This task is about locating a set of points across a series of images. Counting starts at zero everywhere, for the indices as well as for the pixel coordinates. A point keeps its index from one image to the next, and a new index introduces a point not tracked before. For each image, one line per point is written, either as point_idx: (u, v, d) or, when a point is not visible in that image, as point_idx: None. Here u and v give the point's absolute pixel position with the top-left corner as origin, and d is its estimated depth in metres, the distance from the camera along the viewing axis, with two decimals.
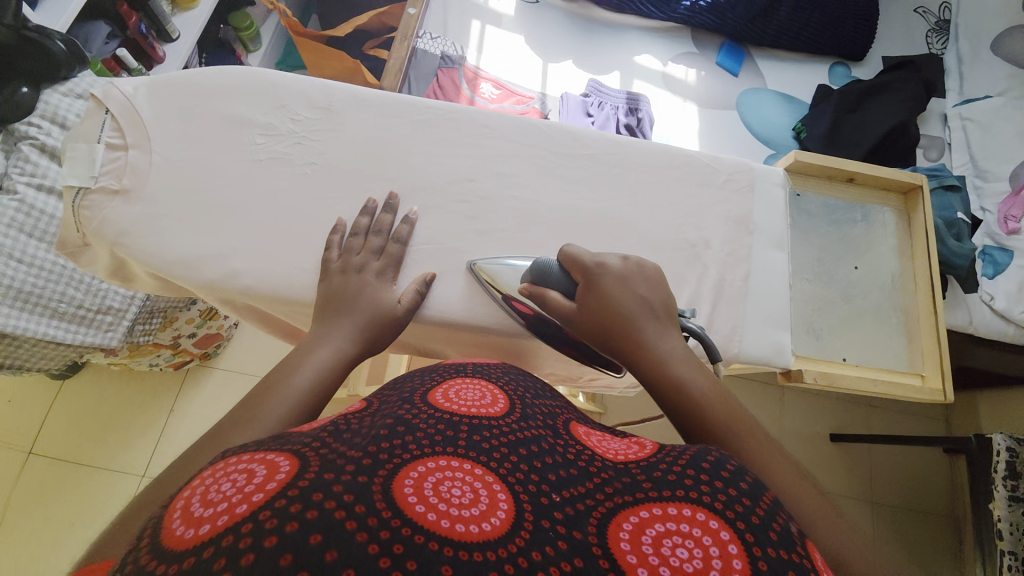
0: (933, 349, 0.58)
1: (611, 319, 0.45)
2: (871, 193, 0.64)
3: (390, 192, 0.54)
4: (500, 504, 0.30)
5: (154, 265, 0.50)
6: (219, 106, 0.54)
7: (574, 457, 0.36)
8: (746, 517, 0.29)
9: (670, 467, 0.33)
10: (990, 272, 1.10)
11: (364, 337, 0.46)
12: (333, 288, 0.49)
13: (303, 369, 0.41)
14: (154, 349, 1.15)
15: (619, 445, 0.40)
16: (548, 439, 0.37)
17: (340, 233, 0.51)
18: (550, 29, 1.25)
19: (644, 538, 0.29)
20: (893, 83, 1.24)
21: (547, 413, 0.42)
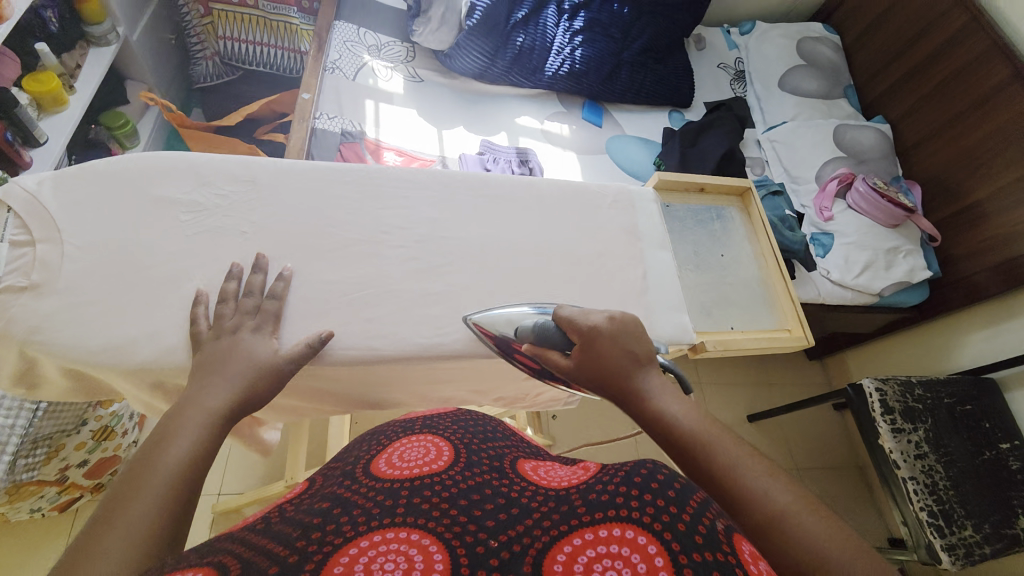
0: (790, 307, 0.74)
1: (602, 370, 0.48)
2: (719, 198, 0.82)
3: (257, 254, 0.55)
4: (437, 561, 0.43)
5: (77, 356, 0.48)
6: (133, 191, 0.55)
7: (513, 495, 0.54)
8: (673, 526, 0.45)
9: (607, 494, 0.51)
10: (822, 252, 1.39)
11: (242, 402, 0.46)
12: (202, 356, 0.48)
13: (178, 441, 0.41)
14: (37, 489, 0.98)
15: (565, 475, 0.61)
16: (486, 490, 0.55)
17: (206, 304, 0.51)
18: (438, 102, 1.39)
19: (574, 562, 0.44)
20: (717, 121, 1.56)
21: (493, 462, 0.62)
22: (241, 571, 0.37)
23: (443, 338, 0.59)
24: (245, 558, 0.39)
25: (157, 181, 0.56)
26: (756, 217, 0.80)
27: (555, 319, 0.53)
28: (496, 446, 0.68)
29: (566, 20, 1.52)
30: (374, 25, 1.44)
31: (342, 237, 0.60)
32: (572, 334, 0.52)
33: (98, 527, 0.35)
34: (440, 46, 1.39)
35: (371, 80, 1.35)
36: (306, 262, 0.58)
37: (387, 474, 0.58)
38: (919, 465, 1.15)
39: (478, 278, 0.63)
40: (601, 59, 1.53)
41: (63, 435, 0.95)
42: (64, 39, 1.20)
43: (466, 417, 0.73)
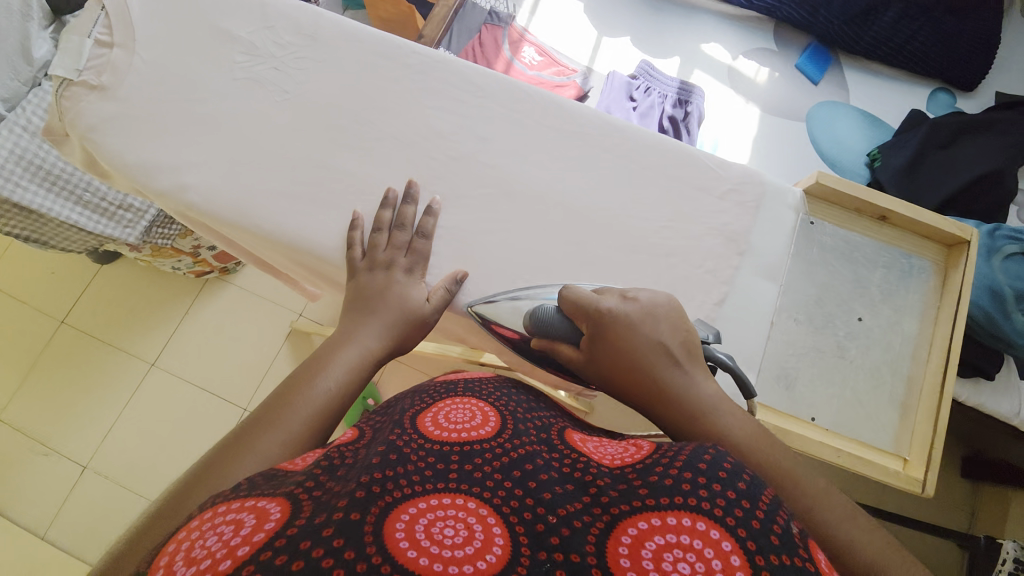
0: (926, 432, 0.50)
1: (623, 369, 0.39)
2: (904, 238, 0.55)
3: (410, 181, 0.51)
4: (495, 541, 0.27)
5: (114, 165, 0.50)
6: (209, 20, 0.54)
7: (573, 471, 0.32)
8: (746, 522, 0.26)
9: (662, 470, 0.30)
10: None
11: (389, 348, 0.44)
12: (359, 288, 0.47)
13: (328, 371, 0.40)
14: (176, 253, 1.10)
15: (615, 449, 0.36)
16: (543, 454, 0.34)
17: (360, 230, 0.49)
18: (613, 0, 1.15)
19: (644, 551, 0.26)
20: (1000, 122, 1.04)
21: (542, 428, 0.37)
22: (244, 552, 0.23)
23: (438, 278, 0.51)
24: (314, 497, 0.27)
25: (232, 15, 0.54)
26: (953, 288, 0.53)
27: (557, 300, 0.43)
28: (542, 415, 0.41)
29: None
30: None
31: (375, 125, 0.53)
32: (580, 323, 0.42)
33: (247, 434, 0.35)
34: None
35: None
36: (329, 142, 0.52)
37: (430, 431, 0.35)
38: None
39: (505, 225, 0.51)
40: None
41: None
42: None
43: (511, 385, 0.45)
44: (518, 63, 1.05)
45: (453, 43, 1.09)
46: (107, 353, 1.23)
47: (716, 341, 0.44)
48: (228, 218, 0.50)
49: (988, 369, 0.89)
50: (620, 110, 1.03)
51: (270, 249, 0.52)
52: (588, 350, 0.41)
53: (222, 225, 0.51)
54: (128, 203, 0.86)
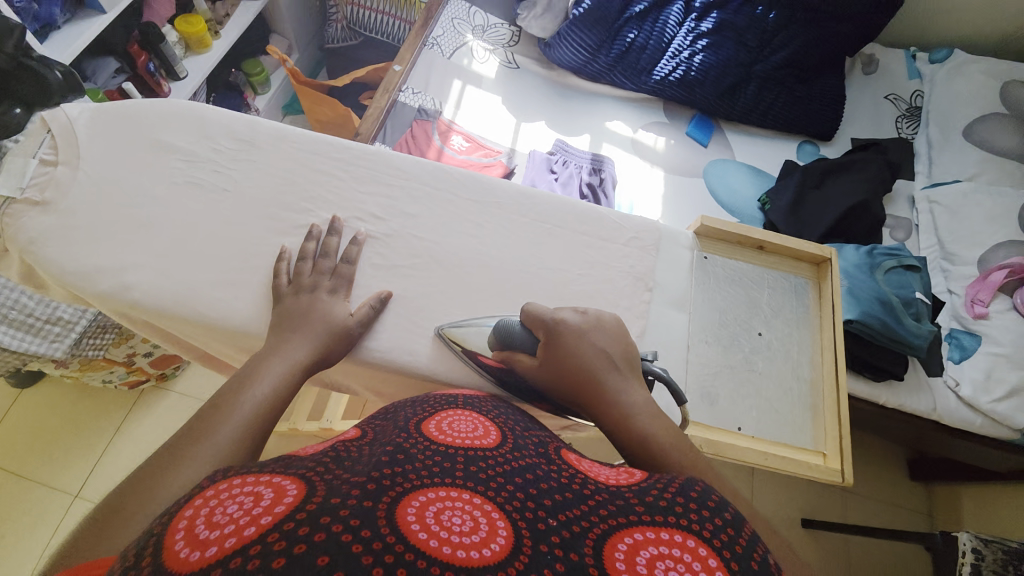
0: (832, 426, 0.57)
1: (572, 374, 0.46)
2: (781, 262, 0.65)
3: (334, 217, 0.57)
4: (500, 531, 0.28)
5: (54, 274, 0.52)
6: (149, 133, 0.58)
7: (572, 484, 0.35)
8: (731, 548, 0.30)
9: (661, 495, 0.33)
10: (957, 356, 1.07)
11: (314, 360, 0.48)
12: (283, 310, 0.51)
13: (258, 384, 0.44)
14: (107, 365, 1.06)
15: (609, 471, 0.39)
16: (542, 467, 0.37)
17: (287, 260, 0.54)
18: (526, 93, 1.33)
19: (638, 559, 0.28)
20: (855, 164, 1.25)
21: (539, 444, 0.41)
22: (265, 523, 0.25)
23: (383, 346, 0.54)
24: (322, 481, 0.29)
25: (171, 128, 0.59)
26: (827, 298, 0.63)
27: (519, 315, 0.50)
28: (538, 434, 0.44)
29: (692, 19, 1.32)
30: (487, 5, 1.41)
31: (311, 212, 0.58)
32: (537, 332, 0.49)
33: (190, 438, 0.38)
34: (542, 33, 1.33)
35: (466, 60, 1.33)
36: (270, 232, 0.56)
37: (435, 435, 0.38)
38: None
39: (440, 287, 0.57)
40: (725, 68, 1.31)
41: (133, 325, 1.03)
42: None
43: (507, 406, 0.49)
44: (448, 150, 1.18)
45: (388, 138, 1.20)
46: (24, 487, 1.11)
47: (652, 357, 0.51)
48: (174, 312, 0.53)
49: (894, 369, 1.01)
50: (543, 181, 1.16)
51: (216, 336, 0.54)
52: (547, 364, 0.47)
53: (167, 319, 0.53)
54: (58, 315, 0.87)
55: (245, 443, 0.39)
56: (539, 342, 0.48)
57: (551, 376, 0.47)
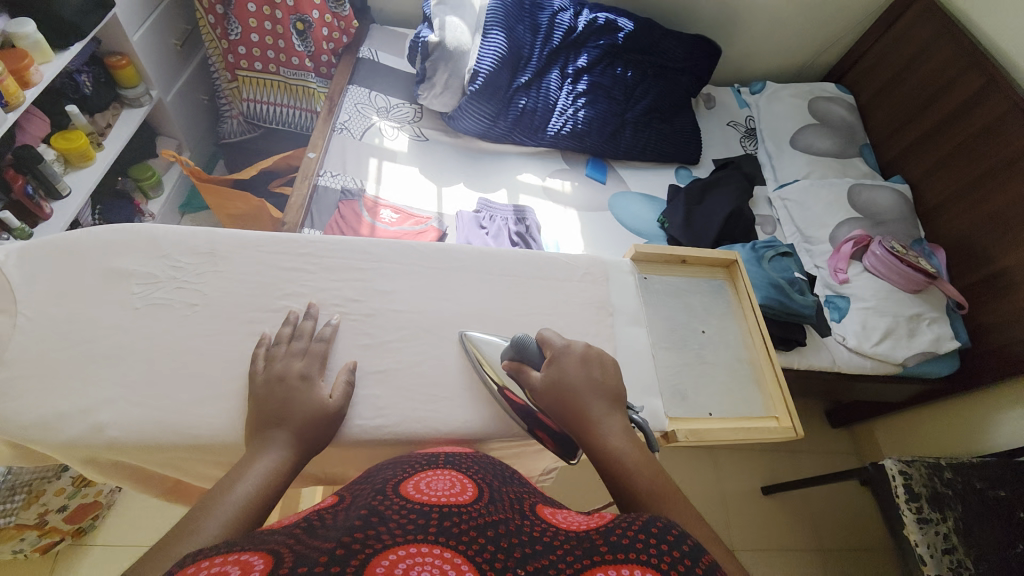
0: (779, 393, 0.69)
1: (565, 399, 0.52)
2: (701, 270, 0.79)
3: (310, 303, 0.59)
4: None
5: (9, 431, 0.48)
6: (96, 262, 0.56)
7: (541, 531, 0.38)
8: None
9: (625, 534, 0.37)
10: (837, 316, 1.31)
11: (300, 452, 0.50)
12: (260, 399, 0.51)
13: (245, 481, 0.46)
14: (14, 533, 0.93)
15: (583, 518, 0.43)
16: (516, 520, 0.40)
17: (264, 345, 0.55)
18: (440, 160, 1.43)
19: None
20: (722, 180, 1.52)
21: (515, 500, 0.44)
22: None
23: (392, 421, 0.56)
24: (294, 550, 0.31)
25: (120, 252, 0.57)
26: (743, 292, 0.77)
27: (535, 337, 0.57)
28: (514, 488, 0.48)
29: (569, 82, 1.53)
30: (386, 88, 1.51)
31: (289, 308, 0.59)
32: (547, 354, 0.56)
33: (177, 536, 0.40)
34: (444, 108, 1.44)
35: (377, 139, 1.40)
36: (250, 336, 0.57)
37: (413, 495, 0.40)
38: (948, 562, 1.01)
39: (429, 353, 0.61)
40: (604, 119, 1.53)
41: (43, 480, 0.91)
42: (98, 100, 1.30)
43: (488, 460, 0.53)
44: (379, 224, 1.23)
45: (316, 222, 1.21)
46: None
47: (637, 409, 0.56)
48: (161, 442, 0.50)
49: (799, 338, 1.22)
50: (475, 237, 1.24)
51: (210, 455, 0.52)
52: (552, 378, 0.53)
53: (150, 452, 0.51)
54: None
55: (231, 532, 0.42)
56: (546, 359, 0.55)
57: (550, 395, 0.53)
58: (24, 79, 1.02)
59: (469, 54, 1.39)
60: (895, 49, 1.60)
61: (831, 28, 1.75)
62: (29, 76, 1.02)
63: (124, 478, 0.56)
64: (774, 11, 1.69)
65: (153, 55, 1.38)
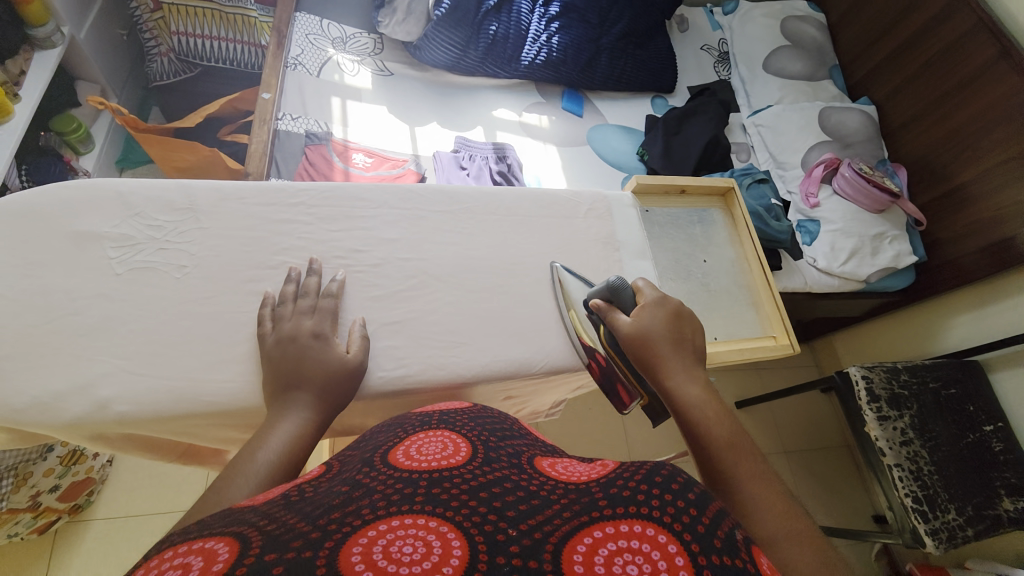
0: (775, 314, 0.73)
1: (646, 343, 0.51)
2: (699, 199, 0.80)
3: (312, 258, 0.56)
4: (456, 553, 0.28)
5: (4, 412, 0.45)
6: (60, 225, 0.51)
7: (537, 488, 0.35)
8: (693, 529, 0.30)
9: (625, 484, 0.34)
10: (808, 240, 1.37)
11: (324, 408, 0.48)
12: (275, 359, 0.49)
13: (269, 444, 0.43)
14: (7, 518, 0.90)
15: (584, 468, 0.39)
16: (511, 477, 0.36)
17: (270, 305, 0.52)
18: (409, 97, 1.33)
19: (598, 555, 0.29)
20: (700, 107, 1.49)
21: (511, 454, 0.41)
22: None
23: (412, 369, 0.56)
24: (263, 533, 0.27)
25: (85, 213, 0.52)
26: (739, 218, 0.79)
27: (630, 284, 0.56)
28: (512, 442, 0.45)
29: (541, 4, 1.42)
30: (339, 14, 1.35)
31: (288, 264, 0.56)
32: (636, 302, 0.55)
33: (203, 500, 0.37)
34: (408, 37, 1.32)
35: (337, 75, 1.27)
36: (250, 296, 0.54)
37: (403, 464, 0.37)
38: (905, 452, 1.15)
39: (439, 300, 0.60)
40: (579, 46, 1.44)
41: (28, 463, 0.89)
42: (6, 42, 1.10)
43: (490, 413, 0.50)
44: (353, 170, 1.15)
45: (282, 171, 1.12)
46: None
47: None
48: (174, 411, 0.49)
49: (773, 262, 1.28)
50: (456, 179, 1.19)
51: (228, 420, 0.51)
52: (630, 331, 0.52)
53: (162, 422, 0.49)
54: None
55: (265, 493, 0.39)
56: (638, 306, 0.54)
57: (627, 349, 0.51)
58: None
59: None
60: None
61: None
62: None
63: (137, 450, 0.55)
64: None
65: None
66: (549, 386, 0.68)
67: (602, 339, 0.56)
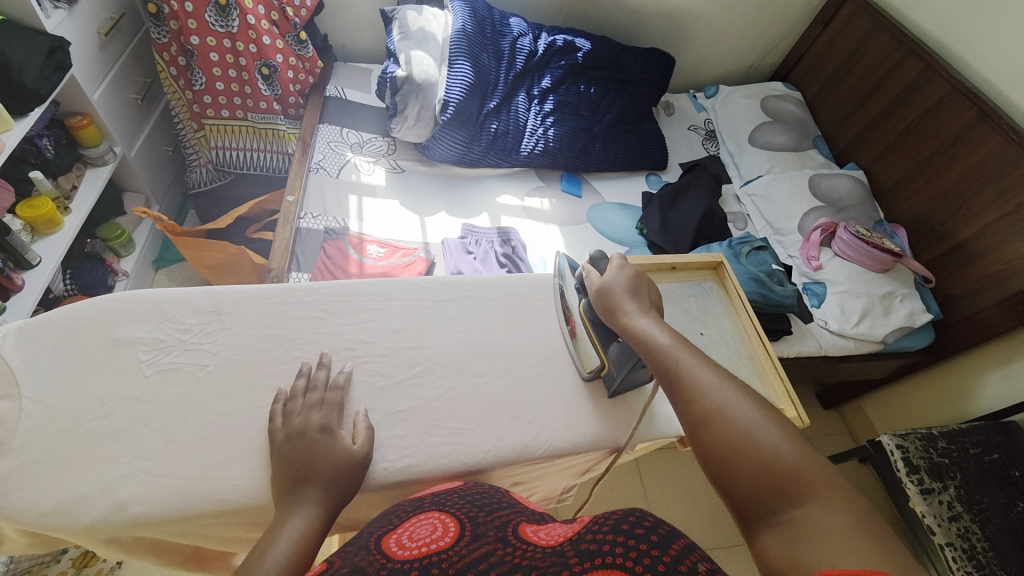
0: (779, 384, 0.76)
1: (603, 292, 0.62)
2: (691, 274, 0.86)
3: (322, 353, 0.59)
4: None
5: (27, 520, 0.48)
6: (99, 334, 0.56)
7: (519, 558, 0.37)
8: (654, 565, 0.33)
9: (593, 539, 0.37)
10: (816, 302, 1.37)
11: (331, 504, 0.49)
12: (284, 456, 0.51)
13: (278, 544, 0.45)
14: None
15: (564, 529, 0.42)
16: (499, 552, 0.38)
17: (281, 402, 0.55)
18: (419, 191, 1.44)
19: None
20: (692, 182, 1.57)
21: (498, 528, 0.42)
22: None
23: (416, 458, 0.57)
24: None
25: (123, 321, 0.58)
26: (732, 290, 0.85)
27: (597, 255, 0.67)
28: (500, 513, 0.46)
29: (536, 103, 1.58)
30: (356, 123, 1.52)
31: (300, 358, 0.60)
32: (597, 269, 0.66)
33: None
34: (418, 138, 1.46)
35: (354, 175, 1.41)
36: (266, 391, 0.57)
37: (396, 554, 0.39)
38: (955, 528, 1.06)
39: (443, 386, 0.62)
40: (573, 135, 1.57)
41: (42, 564, 0.97)
42: (60, 162, 1.26)
43: (476, 490, 0.51)
44: (367, 260, 1.23)
45: (302, 264, 1.21)
46: None
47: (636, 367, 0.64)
48: (186, 512, 0.50)
49: (784, 326, 1.27)
50: (463, 262, 1.26)
51: (236, 517, 0.52)
52: (600, 290, 0.63)
53: (174, 523, 0.51)
54: None
55: None
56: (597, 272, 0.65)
57: (600, 303, 0.63)
58: None
59: (437, 85, 1.42)
60: (833, 46, 1.72)
61: (772, 32, 1.86)
62: None
63: (146, 553, 0.55)
64: (719, 21, 1.79)
65: (112, 112, 1.36)
66: (556, 469, 0.68)
67: (582, 309, 0.66)
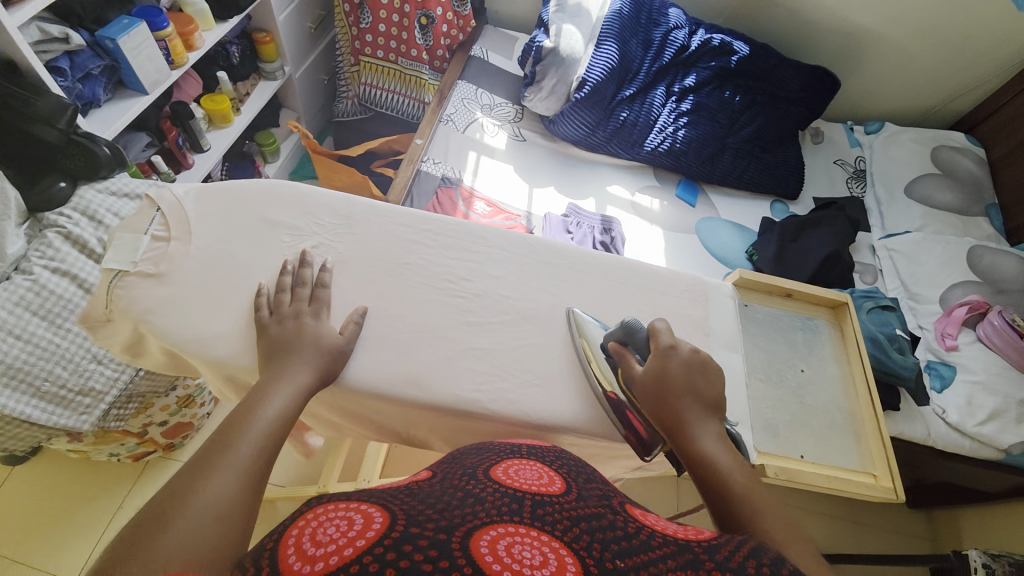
0: (880, 451, 0.69)
1: (663, 391, 0.55)
2: (807, 307, 0.80)
3: (306, 252, 0.62)
4: (569, 566, 0.30)
5: (169, 341, 0.57)
6: (256, 211, 0.65)
7: (635, 533, 0.36)
8: None
9: (730, 553, 0.33)
10: (938, 385, 1.19)
11: (309, 384, 0.53)
12: (272, 339, 0.55)
13: (266, 405, 0.49)
14: (120, 437, 1.07)
15: (677, 526, 0.39)
16: (608, 515, 0.38)
17: (274, 293, 0.59)
18: (535, 163, 1.46)
19: None
20: (824, 219, 1.42)
21: (603, 495, 0.42)
22: (363, 545, 0.29)
23: (484, 398, 0.60)
24: (406, 509, 0.33)
25: (275, 204, 0.66)
26: (850, 336, 0.77)
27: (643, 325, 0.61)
28: (600, 485, 0.45)
29: (674, 100, 1.51)
30: (492, 86, 1.57)
31: (407, 277, 0.65)
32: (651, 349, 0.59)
33: (214, 452, 0.44)
34: (546, 112, 1.47)
35: (478, 134, 1.46)
36: (372, 296, 0.63)
37: (503, 480, 0.40)
38: None
39: (525, 339, 0.64)
40: (704, 141, 1.49)
41: (154, 394, 1.03)
42: (242, 69, 1.46)
43: (570, 456, 0.51)
44: (472, 214, 1.29)
45: (415, 203, 1.29)
46: None
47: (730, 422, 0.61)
48: None
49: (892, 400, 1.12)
50: (561, 240, 1.27)
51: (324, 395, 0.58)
52: (657, 385, 0.56)
53: None
54: (90, 386, 0.89)
55: (262, 456, 0.45)
56: (652, 353, 0.58)
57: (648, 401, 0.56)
58: (188, 43, 1.18)
59: (579, 62, 1.41)
60: None
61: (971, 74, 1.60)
62: (193, 42, 1.18)
63: None
64: (906, 50, 1.59)
65: (291, 33, 1.52)
66: (610, 454, 0.67)
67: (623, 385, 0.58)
